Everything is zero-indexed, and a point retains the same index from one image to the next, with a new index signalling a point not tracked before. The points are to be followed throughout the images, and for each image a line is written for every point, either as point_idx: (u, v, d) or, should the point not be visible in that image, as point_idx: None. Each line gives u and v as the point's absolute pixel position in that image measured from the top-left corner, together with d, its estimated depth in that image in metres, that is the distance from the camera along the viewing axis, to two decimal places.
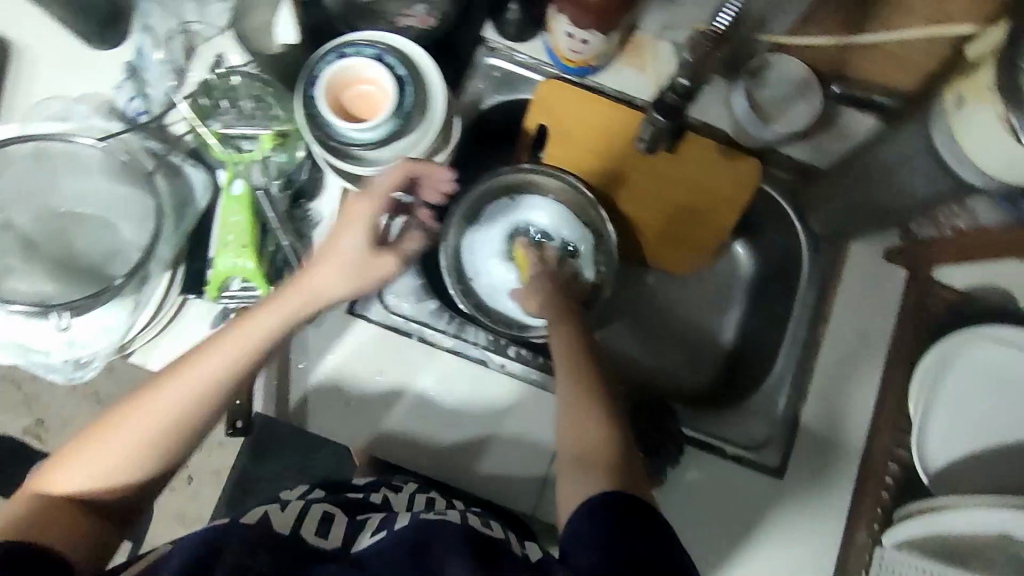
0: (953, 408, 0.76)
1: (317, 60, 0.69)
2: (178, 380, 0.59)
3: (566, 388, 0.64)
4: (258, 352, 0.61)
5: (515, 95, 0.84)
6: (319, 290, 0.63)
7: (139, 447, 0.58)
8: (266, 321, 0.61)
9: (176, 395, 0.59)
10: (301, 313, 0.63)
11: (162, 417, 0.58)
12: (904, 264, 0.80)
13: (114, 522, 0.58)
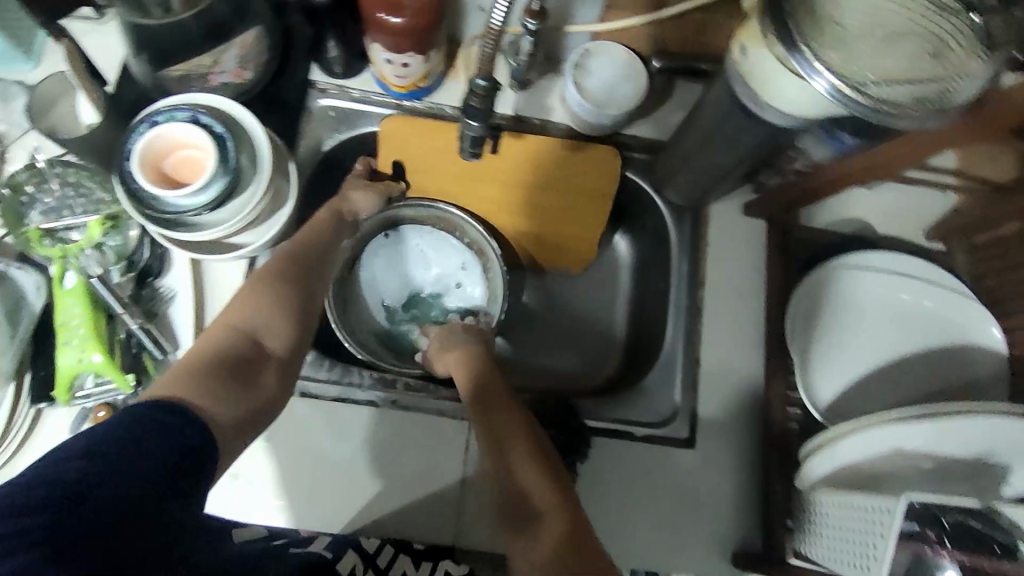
0: (837, 340, 0.79)
1: (128, 135, 0.66)
2: (268, 281, 0.63)
3: (521, 470, 0.61)
4: (301, 288, 0.66)
5: (355, 130, 0.82)
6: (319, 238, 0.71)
7: (261, 311, 0.61)
8: (296, 257, 0.67)
9: (278, 285, 0.64)
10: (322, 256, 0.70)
11: (273, 297, 0.62)
12: (762, 215, 0.83)
13: (257, 363, 0.58)
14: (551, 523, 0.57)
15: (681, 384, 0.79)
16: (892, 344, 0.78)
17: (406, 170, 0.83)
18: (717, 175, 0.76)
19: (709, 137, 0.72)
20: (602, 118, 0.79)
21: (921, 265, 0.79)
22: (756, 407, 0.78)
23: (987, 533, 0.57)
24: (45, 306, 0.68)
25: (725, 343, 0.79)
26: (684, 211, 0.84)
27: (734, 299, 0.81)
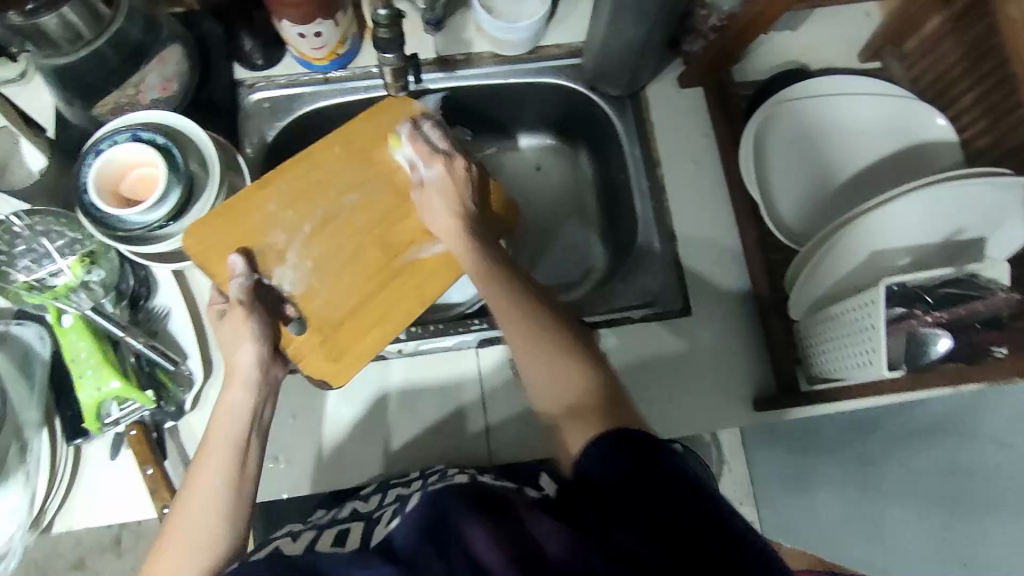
0: (801, 174, 0.81)
1: (79, 168, 0.69)
2: (183, 520, 0.57)
3: (535, 354, 0.59)
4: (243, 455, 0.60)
5: (293, 113, 0.84)
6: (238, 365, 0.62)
7: (189, 541, 0.56)
8: (228, 419, 0.61)
9: (193, 514, 0.57)
10: (255, 395, 0.62)
11: (196, 536, 0.56)
12: (697, 83, 0.85)
13: None
14: (581, 398, 0.56)
15: (665, 261, 0.82)
16: (851, 164, 0.81)
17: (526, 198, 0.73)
18: (640, 52, 0.78)
19: (620, 16, 0.73)
20: (518, 31, 0.80)
21: (868, 82, 0.81)
22: (741, 260, 0.80)
23: (969, 292, 0.60)
24: (54, 352, 0.72)
25: (695, 210, 0.82)
26: (623, 100, 0.86)
27: (692, 166, 0.83)
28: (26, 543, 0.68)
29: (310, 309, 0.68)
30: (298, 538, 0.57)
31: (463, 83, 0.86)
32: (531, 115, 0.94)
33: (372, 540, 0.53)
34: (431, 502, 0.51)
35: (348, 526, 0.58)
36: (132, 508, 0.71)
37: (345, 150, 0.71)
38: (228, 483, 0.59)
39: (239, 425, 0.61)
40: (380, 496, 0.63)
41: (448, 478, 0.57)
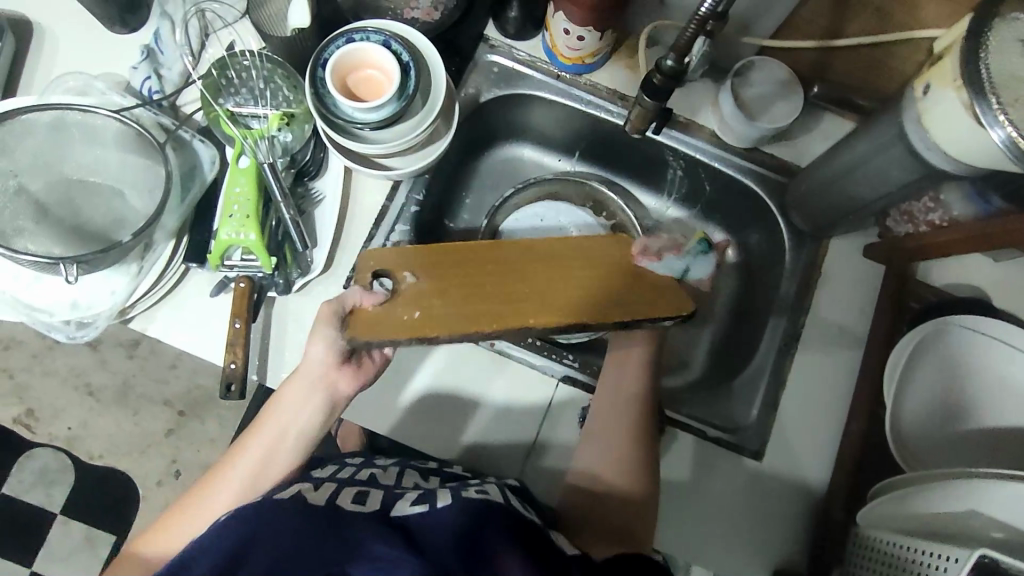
0: (930, 398, 0.79)
1: (326, 44, 0.72)
2: (218, 478, 0.66)
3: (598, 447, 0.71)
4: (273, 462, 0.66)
5: (514, 88, 0.86)
6: (306, 386, 0.66)
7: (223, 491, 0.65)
8: (279, 427, 0.66)
9: (228, 477, 0.66)
10: (310, 415, 0.67)
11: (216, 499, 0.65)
12: (882, 260, 0.83)
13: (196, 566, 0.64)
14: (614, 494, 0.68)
15: (761, 402, 0.81)
16: (983, 415, 0.78)
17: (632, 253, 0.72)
18: (852, 207, 0.77)
19: (858, 170, 0.73)
20: (750, 128, 0.81)
21: None
22: (833, 443, 0.79)
23: None
24: (214, 179, 0.76)
25: (815, 372, 0.80)
26: (805, 237, 0.85)
27: (834, 333, 0.82)
28: (107, 324, 0.73)
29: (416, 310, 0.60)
30: (320, 489, 0.62)
31: (672, 145, 0.87)
32: (710, 203, 0.94)
33: (392, 510, 0.58)
34: (468, 521, 0.55)
35: (365, 491, 0.63)
36: (201, 346, 0.74)
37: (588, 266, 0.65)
38: (266, 461, 0.66)
39: (295, 424, 0.67)
40: (401, 476, 0.69)
41: (481, 492, 0.60)
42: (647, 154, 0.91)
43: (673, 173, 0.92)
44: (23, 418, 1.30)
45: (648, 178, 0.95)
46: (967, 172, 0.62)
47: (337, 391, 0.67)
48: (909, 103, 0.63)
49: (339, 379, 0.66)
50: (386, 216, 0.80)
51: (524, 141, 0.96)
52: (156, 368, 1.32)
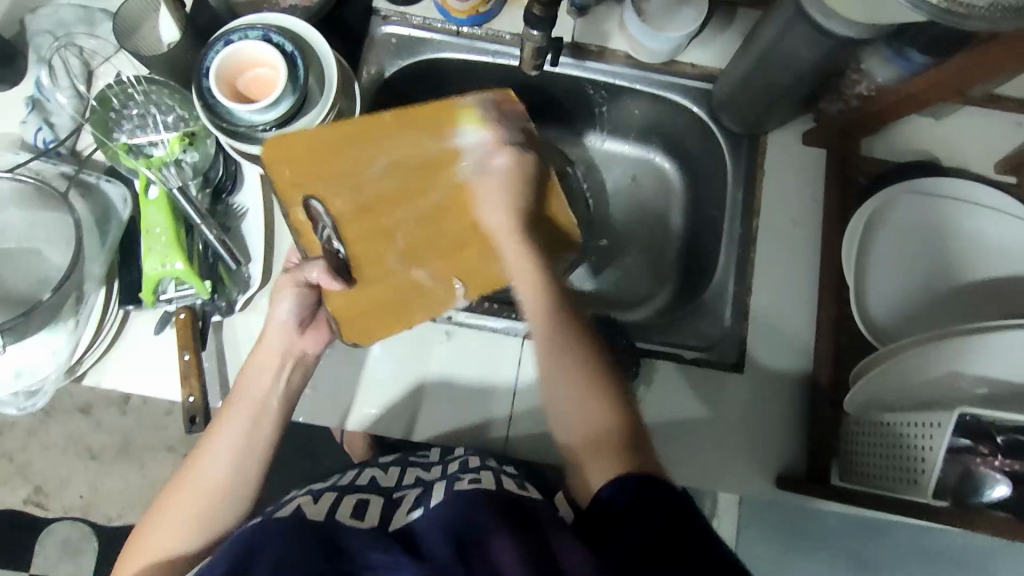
0: (902, 271, 0.77)
1: (205, 53, 0.70)
2: (197, 468, 0.59)
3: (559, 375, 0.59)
4: (255, 439, 0.60)
5: (415, 57, 0.83)
6: (263, 359, 0.62)
7: (227, 464, 0.59)
8: (249, 399, 0.61)
9: (222, 458, 0.59)
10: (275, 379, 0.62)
11: (201, 483, 0.58)
12: (821, 144, 0.81)
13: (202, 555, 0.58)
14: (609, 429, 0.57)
15: (732, 312, 0.80)
16: (961, 274, 0.76)
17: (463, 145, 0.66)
18: (778, 97, 0.75)
19: (768, 59, 0.70)
20: (661, 41, 0.79)
21: (989, 192, 0.76)
22: (810, 336, 0.78)
23: None
24: (131, 218, 0.74)
25: (778, 270, 0.79)
26: (740, 139, 0.83)
27: (790, 228, 0.80)
28: (57, 386, 0.71)
29: (373, 284, 0.66)
30: (318, 501, 0.59)
31: (589, 76, 0.84)
32: (643, 127, 0.92)
33: (391, 523, 0.56)
34: (461, 512, 0.54)
35: (365, 499, 0.61)
36: (159, 387, 0.72)
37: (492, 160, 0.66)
38: (249, 441, 0.60)
39: (273, 394, 0.62)
40: (400, 476, 0.66)
41: (476, 480, 0.59)
42: (566, 92, 0.88)
43: (598, 106, 0.90)
44: (30, 499, 1.27)
45: (575, 117, 0.93)
46: (877, 33, 0.60)
47: (305, 353, 0.64)
48: None
49: (304, 347, 0.63)
50: None
51: None
52: (153, 417, 1.29)
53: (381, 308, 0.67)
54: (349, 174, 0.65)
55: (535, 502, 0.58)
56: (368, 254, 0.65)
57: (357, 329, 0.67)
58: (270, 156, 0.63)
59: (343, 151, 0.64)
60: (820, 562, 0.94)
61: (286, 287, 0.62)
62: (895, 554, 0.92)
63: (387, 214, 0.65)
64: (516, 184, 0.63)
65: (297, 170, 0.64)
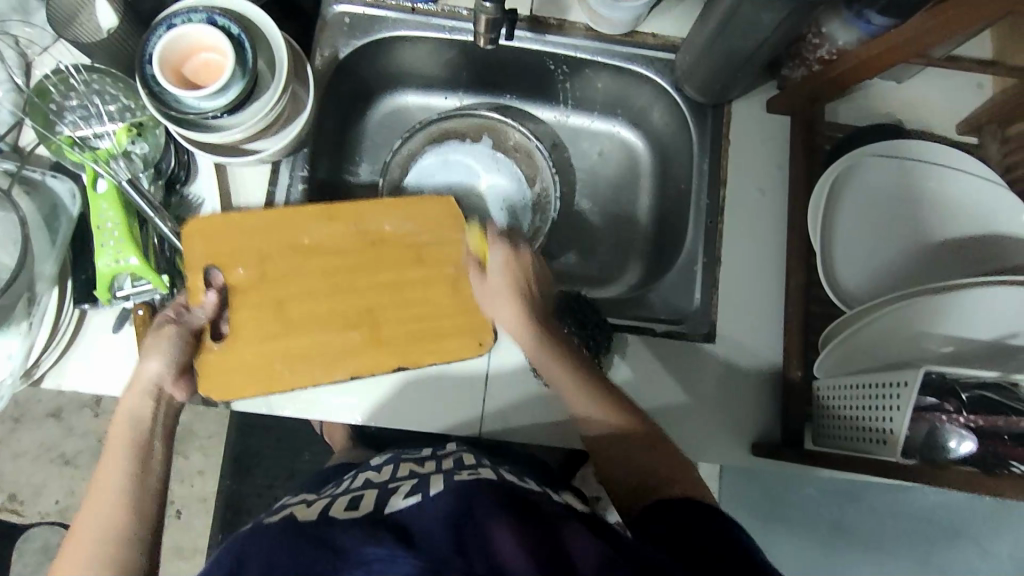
0: (869, 234, 0.77)
1: (146, 38, 0.66)
2: (92, 503, 0.56)
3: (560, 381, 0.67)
4: (133, 456, 0.59)
5: (371, 36, 0.81)
6: (128, 393, 0.62)
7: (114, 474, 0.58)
8: (120, 426, 0.61)
9: (108, 488, 0.57)
10: (145, 403, 0.62)
11: (99, 515, 0.56)
12: (786, 110, 0.81)
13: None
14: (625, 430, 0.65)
15: (703, 283, 0.79)
16: (924, 234, 0.76)
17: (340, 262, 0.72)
18: (741, 63, 0.74)
19: (727, 28, 0.69)
20: (620, 12, 0.77)
21: (953, 153, 0.76)
22: (779, 304, 0.78)
23: (1006, 403, 0.58)
24: (81, 213, 0.71)
25: (746, 240, 0.79)
26: (706, 108, 0.82)
27: (756, 198, 0.80)
28: (14, 391, 0.69)
29: (241, 351, 0.69)
30: (311, 507, 0.58)
31: (551, 50, 0.83)
32: (608, 101, 0.90)
33: (387, 508, 0.54)
34: (460, 501, 0.52)
35: (360, 494, 0.58)
36: (119, 386, 0.70)
37: (413, 256, 0.73)
38: (134, 458, 0.59)
39: (141, 423, 0.61)
40: (397, 469, 0.64)
41: (473, 474, 0.58)
42: (526, 66, 0.87)
43: (560, 80, 0.88)
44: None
45: (538, 92, 0.91)
46: None
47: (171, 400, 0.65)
48: None
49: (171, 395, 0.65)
50: (275, 204, 0.76)
51: (404, 87, 0.91)
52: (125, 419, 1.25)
53: (229, 357, 0.69)
54: (255, 255, 0.71)
55: (535, 496, 0.56)
56: (243, 329, 0.70)
57: (216, 383, 0.68)
58: (188, 231, 0.69)
59: (256, 236, 0.71)
60: (802, 529, 0.95)
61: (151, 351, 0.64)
62: (871, 514, 0.94)
63: (287, 286, 0.71)
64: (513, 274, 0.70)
65: (211, 240, 0.69)
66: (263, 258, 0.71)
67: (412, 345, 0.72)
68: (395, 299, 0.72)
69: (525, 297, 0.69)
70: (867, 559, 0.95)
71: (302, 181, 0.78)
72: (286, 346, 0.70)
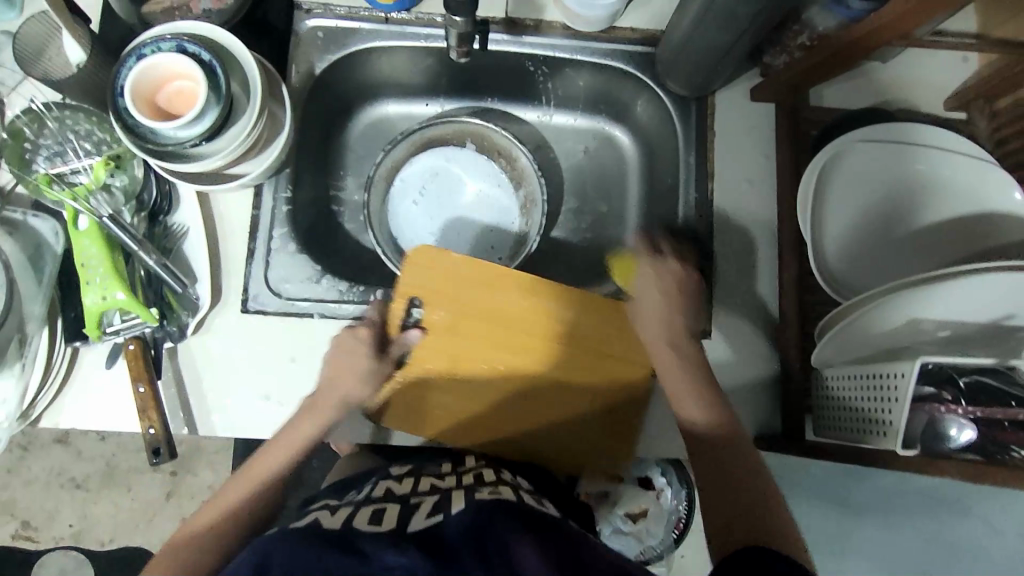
0: (860, 220, 0.76)
1: (117, 70, 0.66)
2: (250, 479, 0.64)
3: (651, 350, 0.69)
4: (297, 448, 0.66)
5: (345, 49, 0.80)
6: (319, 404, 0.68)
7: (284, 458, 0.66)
8: (295, 430, 0.67)
9: (263, 468, 0.65)
10: (325, 417, 0.68)
11: (250, 487, 0.64)
12: (770, 98, 0.80)
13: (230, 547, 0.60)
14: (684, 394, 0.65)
15: (696, 278, 0.79)
16: (915, 218, 0.76)
17: (518, 353, 0.73)
18: (721, 55, 0.73)
19: (708, 18, 0.68)
20: (597, 9, 0.76)
21: (943, 134, 0.75)
22: (772, 296, 0.78)
23: (1004, 388, 0.58)
24: (65, 249, 0.71)
25: (736, 232, 0.79)
26: (689, 102, 0.81)
27: (744, 188, 0.80)
28: (11, 433, 0.69)
29: (406, 393, 0.73)
30: (335, 514, 0.55)
31: (529, 51, 0.82)
32: (591, 99, 0.89)
33: (408, 524, 0.51)
34: (482, 517, 0.50)
35: (381, 508, 0.56)
36: (116, 421, 0.70)
37: (609, 365, 0.74)
38: (294, 451, 0.66)
39: (313, 427, 0.67)
40: (416, 483, 0.62)
41: (494, 492, 0.56)
42: (504, 68, 0.85)
43: (540, 80, 0.87)
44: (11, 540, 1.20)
45: (520, 93, 0.90)
46: None
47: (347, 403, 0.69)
48: None
49: (340, 400, 0.68)
50: (260, 226, 0.76)
51: (386, 98, 0.90)
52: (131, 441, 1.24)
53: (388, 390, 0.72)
54: (455, 303, 0.74)
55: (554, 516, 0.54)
56: (418, 368, 0.73)
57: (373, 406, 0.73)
58: (411, 258, 0.73)
59: (463, 286, 0.74)
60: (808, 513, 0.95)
61: (366, 366, 0.69)
62: (877, 494, 0.94)
63: (467, 343, 0.73)
64: (672, 294, 0.70)
65: (422, 280, 0.73)
66: (462, 313, 0.73)
67: (554, 440, 0.75)
68: (558, 397, 0.74)
69: (684, 334, 0.69)
70: (874, 538, 0.96)
71: (286, 203, 0.77)
72: (447, 396, 0.73)
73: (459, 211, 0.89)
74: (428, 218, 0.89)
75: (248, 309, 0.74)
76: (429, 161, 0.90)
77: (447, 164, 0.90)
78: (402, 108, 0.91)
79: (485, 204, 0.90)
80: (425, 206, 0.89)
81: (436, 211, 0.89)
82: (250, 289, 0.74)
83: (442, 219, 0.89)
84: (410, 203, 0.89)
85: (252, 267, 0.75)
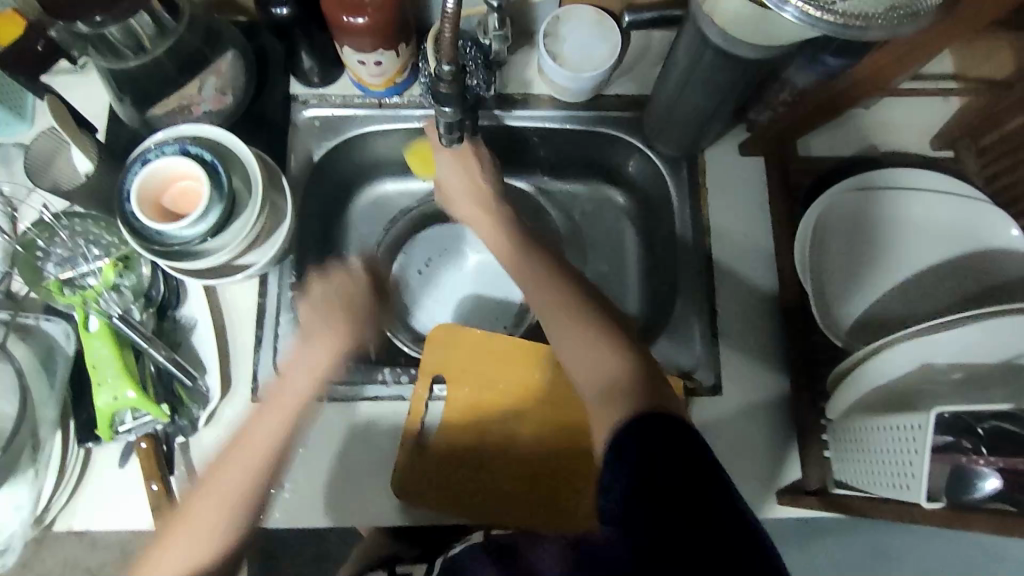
0: (860, 267, 0.76)
1: (123, 176, 0.68)
2: (236, 464, 0.66)
3: (557, 321, 0.63)
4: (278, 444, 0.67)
5: (341, 136, 0.83)
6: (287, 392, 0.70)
7: (249, 480, 0.65)
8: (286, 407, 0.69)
9: (254, 449, 0.67)
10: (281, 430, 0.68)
11: (244, 480, 0.65)
12: (759, 151, 0.82)
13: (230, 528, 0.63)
14: (614, 381, 0.56)
15: (702, 333, 0.79)
16: (913, 258, 0.76)
17: (543, 426, 0.73)
18: (705, 117, 0.75)
19: (689, 82, 0.70)
20: (581, 81, 0.79)
21: (933, 177, 0.76)
22: (779, 347, 0.77)
23: None
24: (77, 351, 0.72)
25: (737, 285, 0.79)
26: (679, 161, 0.83)
27: (742, 241, 0.80)
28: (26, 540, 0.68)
29: (433, 468, 0.72)
30: None
31: (519, 124, 0.84)
32: (583, 163, 0.91)
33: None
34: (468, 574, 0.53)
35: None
36: (130, 521, 0.70)
37: None
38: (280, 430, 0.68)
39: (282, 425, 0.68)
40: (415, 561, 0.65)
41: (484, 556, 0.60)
42: (495, 140, 0.88)
43: (531, 149, 0.90)
44: None
45: (513, 163, 0.92)
46: (776, 50, 0.62)
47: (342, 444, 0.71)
48: (699, 5, 0.62)
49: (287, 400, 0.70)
50: (266, 313, 0.77)
51: (383, 176, 0.92)
52: None
53: (414, 467, 0.72)
54: (479, 380, 0.75)
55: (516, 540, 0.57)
56: (444, 443, 0.73)
57: (401, 482, 0.71)
58: (433, 335, 0.76)
59: (488, 359, 0.75)
60: None
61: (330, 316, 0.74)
62: None
63: (492, 416, 0.74)
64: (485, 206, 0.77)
65: (446, 356, 0.75)
66: (483, 385, 0.75)
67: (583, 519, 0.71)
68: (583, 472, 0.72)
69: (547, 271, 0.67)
70: None
71: (291, 288, 0.78)
72: (473, 471, 0.72)
73: (460, 284, 0.90)
74: (431, 292, 0.90)
75: (257, 396, 0.74)
76: (430, 235, 0.92)
77: (449, 238, 0.92)
78: (400, 185, 0.93)
79: (485, 274, 0.90)
80: (428, 279, 0.90)
81: (438, 285, 0.90)
82: (259, 377, 0.75)
83: (444, 291, 0.90)
84: (413, 277, 0.90)
85: (260, 354, 0.76)
